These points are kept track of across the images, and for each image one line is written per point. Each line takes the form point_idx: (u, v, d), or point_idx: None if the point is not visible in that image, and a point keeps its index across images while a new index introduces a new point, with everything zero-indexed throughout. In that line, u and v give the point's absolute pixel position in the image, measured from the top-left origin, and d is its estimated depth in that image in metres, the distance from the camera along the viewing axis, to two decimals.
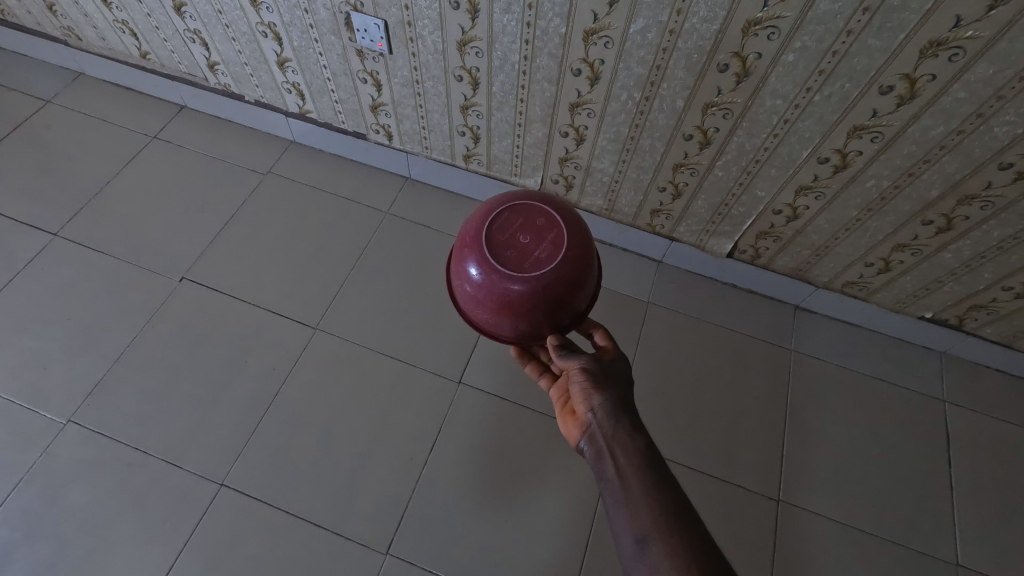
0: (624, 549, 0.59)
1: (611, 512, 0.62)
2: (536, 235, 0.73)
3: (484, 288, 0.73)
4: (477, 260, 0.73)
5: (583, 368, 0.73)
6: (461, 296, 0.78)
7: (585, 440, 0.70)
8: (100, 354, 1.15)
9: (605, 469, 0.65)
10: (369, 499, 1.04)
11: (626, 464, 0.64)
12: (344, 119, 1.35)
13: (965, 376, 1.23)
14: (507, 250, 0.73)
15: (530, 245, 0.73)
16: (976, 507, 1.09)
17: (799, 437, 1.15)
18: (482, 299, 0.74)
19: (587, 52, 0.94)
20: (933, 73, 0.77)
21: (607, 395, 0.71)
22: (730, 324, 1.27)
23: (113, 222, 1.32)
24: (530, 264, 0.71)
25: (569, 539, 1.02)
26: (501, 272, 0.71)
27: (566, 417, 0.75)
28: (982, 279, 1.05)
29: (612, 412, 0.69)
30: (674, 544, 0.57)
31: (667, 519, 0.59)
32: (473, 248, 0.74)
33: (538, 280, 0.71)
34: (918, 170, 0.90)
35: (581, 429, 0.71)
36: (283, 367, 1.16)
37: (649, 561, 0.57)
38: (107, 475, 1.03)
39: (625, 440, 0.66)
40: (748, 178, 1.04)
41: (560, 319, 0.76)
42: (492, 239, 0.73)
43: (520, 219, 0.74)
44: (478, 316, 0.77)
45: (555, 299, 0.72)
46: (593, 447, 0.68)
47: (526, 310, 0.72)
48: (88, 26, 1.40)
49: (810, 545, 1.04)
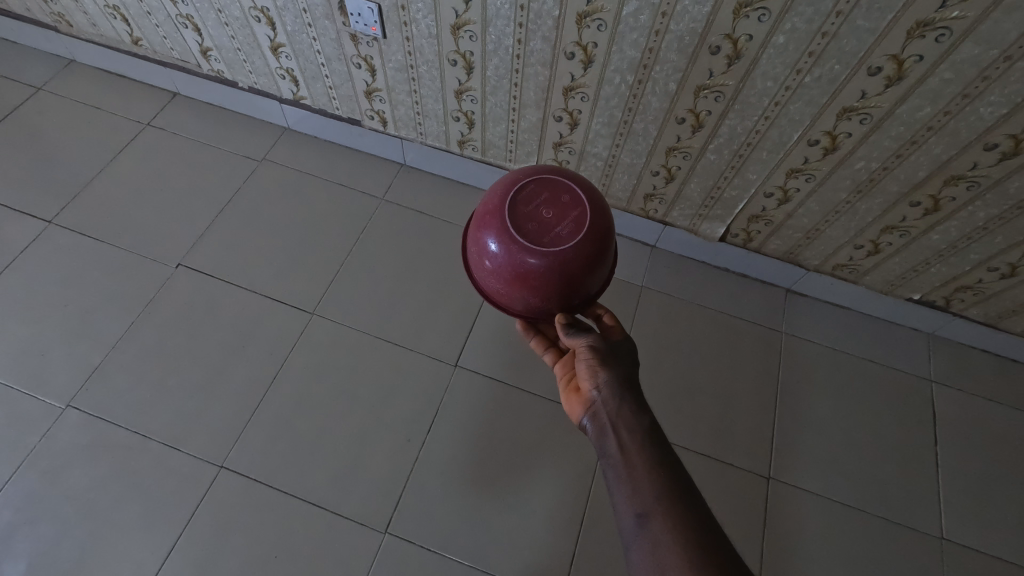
0: (624, 523, 0.61)
1: (612, 487, 0.63)
2: (558, 211, 0.74)
3: (501, 259, 0.73)
4: (497, 229, 0.74)
5: (589, 346, 0.75)
6: (476, 265, 0.79)
7: (587, 417, 0.71)
8: (96, 340, 1.15)
9: (608, 445, 0.67)
10: (367, 480, 1.05)
11: (629, 440, 0.66)
12: (339, 105, 1.35)
13: (952, 357, 1.26)
14: (528, 223, 0.73)
15: (551, 221, 0.73)
16: (960, 483, 1.12)
17: (788, 416, 1.17)
18: (499, 270, 0.75)
19: (580, 35, 0.94)
20: (921, 54, 0.78)
21: (612, 373, 0.72)
22: (723, 308, 1.29)
23: (107, 210, 1.32)
24: (550, 240, 0.72)
25: (565, 517, 1.04)
26: (519, 243, 0.72)
27: (570, 394, 0.76)
28: (969, 260, 1.07)
29: (617, 390, 0.71)
30: (674, 519, 0.59)
31: (668, 495, 0.60)
32: (495, 218, 0.74)
33: (556, 256, 0.71)
34: (906, 151, 0.92)
35: (584, 406, 0.73)
36: (280, 352, 1.17)
37: (649, 534, 0.58)
38: (106, 458, 1.04)
39: (629, 418, 0.68)
40: (740, 161, 1.05)
41: (571, 299, 0.77)
42: (515, 211, 0.74)
43: (545, 193, 0.74)
44: (491, 286, 0.78)
45: (570, 277, 0.73)
46: (595, 424, 0.70)
47: (539, 285, 0.73)
48: (79, 12, 1.39)
49: (798, 520, 1.07)
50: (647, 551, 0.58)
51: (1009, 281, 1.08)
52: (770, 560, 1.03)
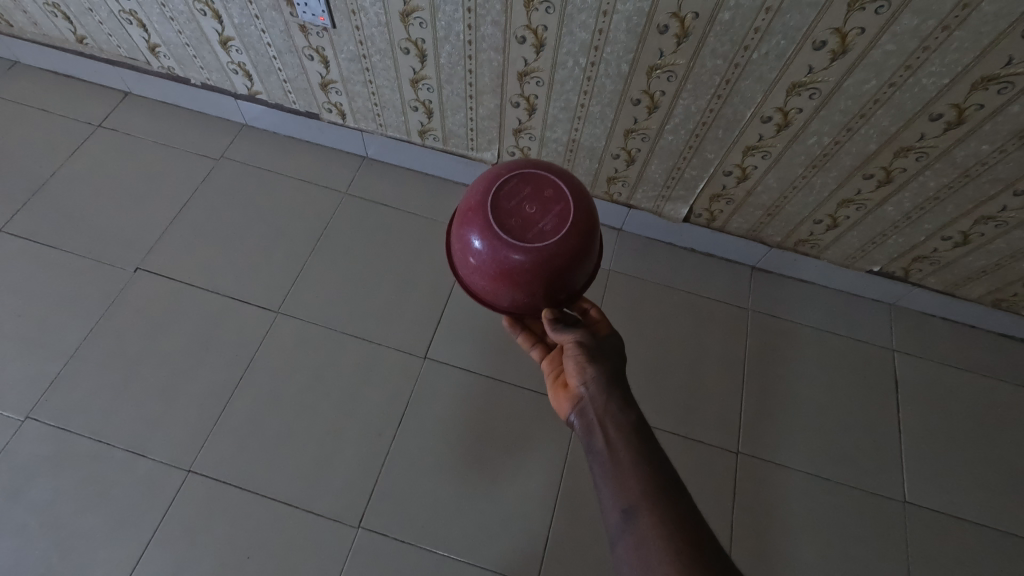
0: (611, 519, 0.61)
1: (599, 483, 0.63)
2: (542, 205, 0.70)
3: (485, 256, 0.70)
4: (480, 226, 0.70)
5: (578, 342, 0.74)
6: (460, 263, 0.75)
7: (575, 414, 0.72)
8: (54, 349, 1.13)
9: (595, 442, 0.67)
10: (339, 477, 1.05)
11: (616, 436, 0.66)
12: (295, 98, 1.32)
13: (912, 325, 1.29)
14: (511, 218, 0.69)
15: (534, 215, 0.70)
16: (922, 447, 1.15)
17: (756, 391, 1.19)
18: (483, 266, 0.71)
19: (530, 18, 0.93)
20: (863, 26, 0.79)
21: (600, 370, 0.72)
22: (690, 287, 1.30)
23: (59, 215, 1.28)
24: (534, 235, 0.69)
25: (539, 502, 1.05)
26: (503, 240, 0.68)
27: (559, 392, 0.77)
28: (923, 230, 1.09)
29: (604, 387, 0.71)
30: (659, 514, 0.58)
31: (655, 490, 0.60)
32: (477, 214, 0.71)
33: (541, 252, 0.68)
34: (856, 124, 0.93)
35: (573, 404, 0.73)
36: (245, 353, 1.15)
37: (635, 529, 0.58)
38: (69, 469, 1.02)
39: (616, 415, 0.68)
40: (697, 140, 1.06)
41: (558, 295, 0.74)
42: (497, 206, 0.70)
43: (528, 187, 0.71)
44: (476, 284, 0.75)
45: (555, 273, 0.70)
46: (583, 421, 0.70)
47: (524, 282, 0.70)
48: (18, 12, 1.34)
49: (767, 491, 1.09)
50: (633, 547, 0.57)
51: (962, 248, 1.10)
52: (740, 532, 1.05)
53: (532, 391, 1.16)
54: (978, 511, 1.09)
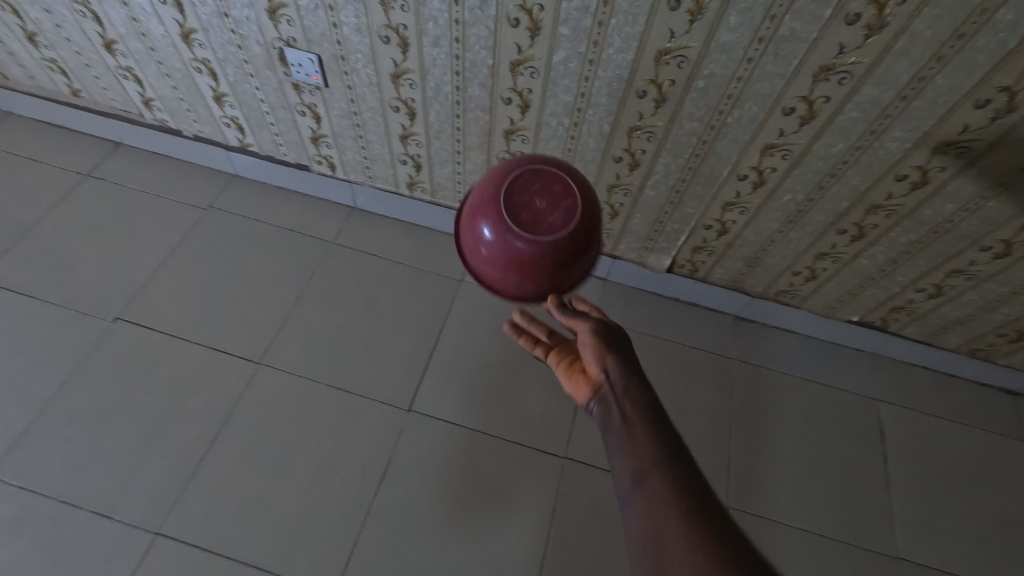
0: (625, 494, 0.56)
1: (616, 465, 0.58)
2: (551, 200, 0.70)
3: (496, 249, 0.71)
4: (491, 219, 0.71)
5: (590, 326, 0.70)
6: (470, 252, 0.76)
7: (593, 397, 0.67)
8: (23, 403, 1.09)
9: (612, 420, 0.62)
10: (316, 538, 1.00)
11: (633, 413, 0.61)
12: (286, 151, 1.35)
13: (893, 374, 1.31)
14: (522, 213, 0.69)
15: (544, 211, 0.69)
16: (911, 500, 1.14)
17: (745, 443, 1.18)
18: (498, 253, 0.72)
19: (515, 82, 0.98)
20: (828, 95, 0.84)
21: (616, 350, 0.68)
22: (675, 337, 1.31)
23: (40, 264, 1.26)
24: (543, 231, 0.69)
25: (525, 563, 1.01)
26: (514, 234, 0.69)
27: (574, 380, 0.72)
28: (898, 282, 1.12)
29: (621, 365, 0.66)
30: (676, 481, 0.54)
31: (670, 461, 0.56)
32: (488, 209, 0.71)
33: (549, 248, 0.68)
34: (827, 183, 0.97)
35: (590, 389, 0.68)
36: (224, 406, 1.12)
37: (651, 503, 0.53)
38: (28, 533, 0.96)
39: (635, 391, 0.63)
40: (677, 196, 1.09)
41: (564, 282, 0.73)
42: (507, 201, 0.70)
43: (538, 182, 0.70)
44: (485, 272, 0.75)
45: (563, 263, 0.70)
46: (600, 402, 0.65)
47: (534, 271, 0.70)
48: (15, 66, 1.37)
49: (759, 548, 1.06)
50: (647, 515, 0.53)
51: (937, 300, 1.13)
52: None
53: (518, 444, 1.13)
54: (973, 567, 1.07)
